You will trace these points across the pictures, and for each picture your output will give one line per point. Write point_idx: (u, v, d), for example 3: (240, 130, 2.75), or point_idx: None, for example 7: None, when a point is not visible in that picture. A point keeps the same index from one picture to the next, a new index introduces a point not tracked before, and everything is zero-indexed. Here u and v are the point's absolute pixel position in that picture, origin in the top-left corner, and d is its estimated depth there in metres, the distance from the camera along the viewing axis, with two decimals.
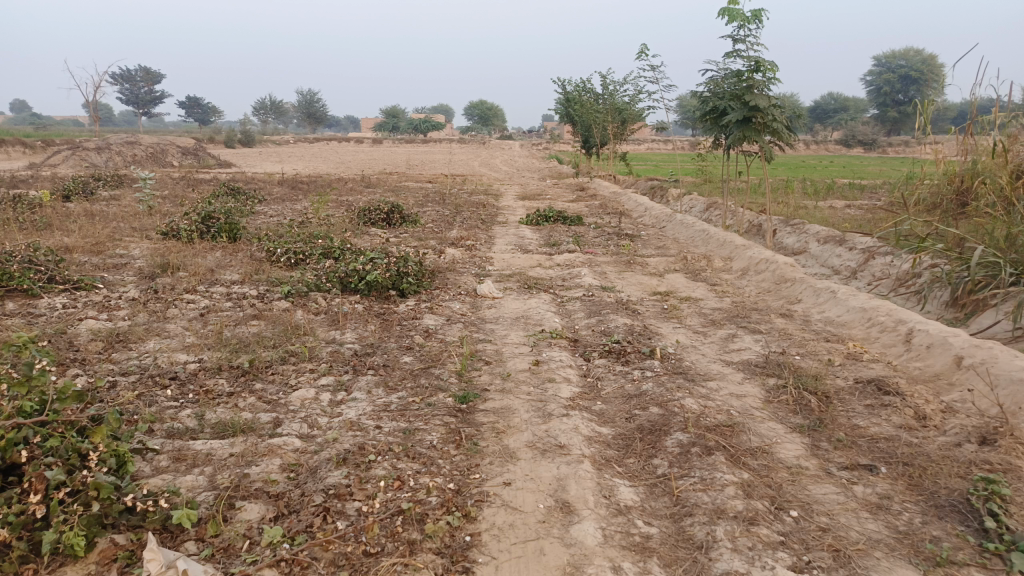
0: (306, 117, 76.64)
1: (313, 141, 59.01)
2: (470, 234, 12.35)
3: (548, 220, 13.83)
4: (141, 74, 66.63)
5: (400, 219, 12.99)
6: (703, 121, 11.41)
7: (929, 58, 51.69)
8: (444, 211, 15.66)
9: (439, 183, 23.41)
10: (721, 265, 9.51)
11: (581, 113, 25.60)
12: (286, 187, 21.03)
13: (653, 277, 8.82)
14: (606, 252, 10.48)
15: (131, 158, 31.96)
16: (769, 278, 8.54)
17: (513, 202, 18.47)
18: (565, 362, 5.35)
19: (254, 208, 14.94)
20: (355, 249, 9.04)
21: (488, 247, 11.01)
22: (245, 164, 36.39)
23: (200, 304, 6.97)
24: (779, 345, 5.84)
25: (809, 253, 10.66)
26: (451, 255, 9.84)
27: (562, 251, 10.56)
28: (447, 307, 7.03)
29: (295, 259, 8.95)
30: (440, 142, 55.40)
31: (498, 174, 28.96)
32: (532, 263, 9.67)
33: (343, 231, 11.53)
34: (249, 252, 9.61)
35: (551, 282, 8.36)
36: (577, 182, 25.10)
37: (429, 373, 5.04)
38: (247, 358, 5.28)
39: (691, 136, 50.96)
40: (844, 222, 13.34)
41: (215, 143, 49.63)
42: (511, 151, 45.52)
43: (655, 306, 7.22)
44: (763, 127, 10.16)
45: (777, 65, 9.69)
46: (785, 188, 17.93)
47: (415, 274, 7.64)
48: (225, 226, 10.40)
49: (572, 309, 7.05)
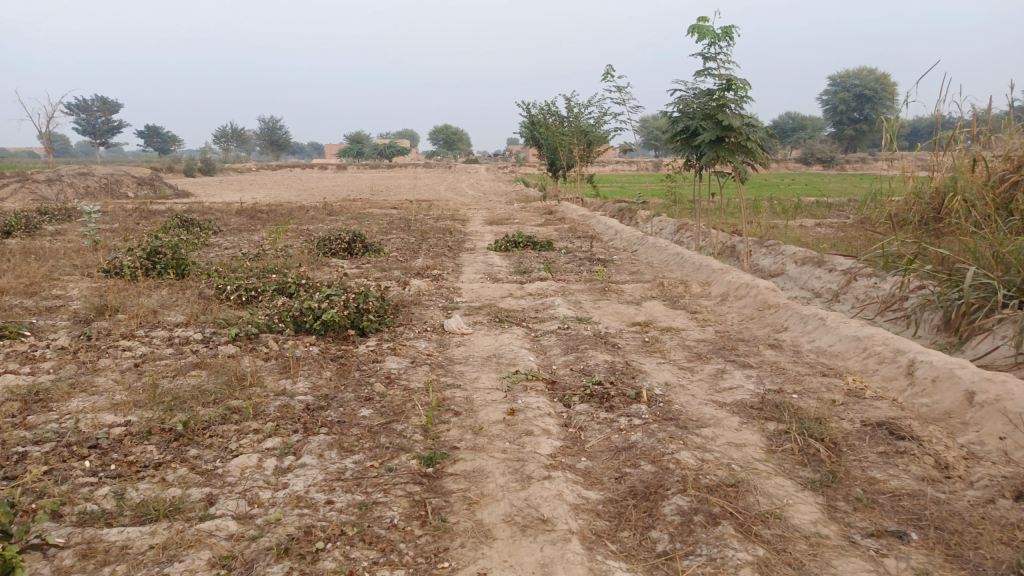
0: (268, 144, 75.60)
1: (276, 169, 58.03)
2: (436, 262, 11.80)
3: (517, 245, 13.36)
4: (97, 104, 65.15)
5: (362, 249, 12.40)
6: (674, 142, 11.08)
7: (883, 76, 52.84)
8: (409, 238, 15.11)
9: (404, 209, 22.84)
10: (700, 291, 9.10)
11: (547, 136, 25.32)
12: (245, 217, 20.28)
13: (631, 306, 8.36)
14: (579, 279, 10.02)
15: (83, 190, 30.84)
16: (751, 304, 8.14)
17: (480, 227, 17.99)
18: (543, 410, 4.81)
19: (209, 240, 14.22)
20: (313, 284, 8.43)
21: (455, 276, 10.47)
22: (204, 193, 35.44)
23: (137, 352, 6.29)
24: (772, 381, 5.38)
25: (788, 275, 10.33)
26: (416, 286, 9.27)
27: (533, 279, 10.07)
28: (412, 346, 6.46)
29: (247, 296, 8.31)
30: (406, 168, 54.92)
31: (465, 199, 28.51)
32: (503, 293, 9.15)
33: (302, 263, 10.90)
34: (197, 290, 8.94)
35: (523, 314, 7.84)
36: (544, 205, 24.74)
37: (390, 430, 4.46)
38: (182, 417, 4.65)
39: (655, 158, 51.21)
40: (818, 242, 13.08)
41: (174, 173, 48.42)
42: (477, 175, 45.16)
43: (635, 339, 6.73)
44: (737, 147, 9.83)
45: (749, 83, 9.39)
46: (755, 207, 17.74)
47: (376, 310, 7.07)
48: (172, 261, 9.75)
49: (547, 345, 6.54)
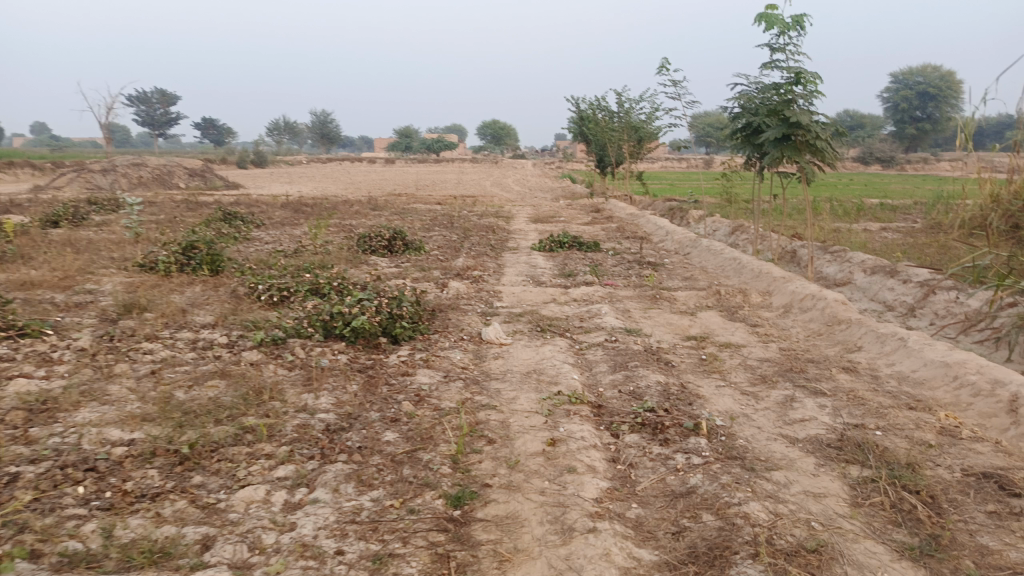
0: (319, 137, 76.38)
1: (325, 162, 58.47)
2: (477, 262, 11.33)
3: (562, 246, 12.80)
4: (156, 96, 66.63)
5: (402, 246, 12.01)
6: (734, 140, 10.37)
7: (947, 73, 50.66)
8: (451, 236, 14.68)
9: (448, 205, 22.46)
10: (759, 301, 8.42)
11: (595, 131, 24.65)
12: (289, 210, 20.18)
13: (684, 316, 7.75)
14: (628, 284, 9.42)
15: (136, 180, 31.37)
16: (817, 318, 7.44)
17: (525, 224, 17.49)
18: (588, 440, 4.27)
19: (249, 234, 14.01)
20: (347, 284, 8.03)
21: (497, 278, 9.99)
22: (253, 184, 35.85)
23: (158, 356, 5.95)
24: (850, 414, 4.73)
25: (855, 284, 9.55)
26: (455, 289, 8.81)
27: (579, 283, 9.51)
28: (446, 357, 5.98)
29: (280, 296, 7.96)
30: (452, 162, 54.72)
31: (510, 195, 28.08)
32: (546, 298, 8.62)
33: (339, 261, 10.56)
34: (230, 287, 8.63)
35: (567, 322, 7.30)
36: (591, 203, 24.10)
37: (416, 461, 3.97)
38: (191, 436, 4.25)
39: (705, 156, 50.03)
40: (885, 248, 12.20)
41: (227, 164, 49.07)
42: (523, 171, 44.71)
43: (691, 355, 6.12)
44: (804, 145, 9.09)
45: (820, 76, 8.68)
46: (814, 208, 16.84)
47: (410, 316, 6.60)
48: (207, 256, 9.49)
49: (594, 359, 5.99)
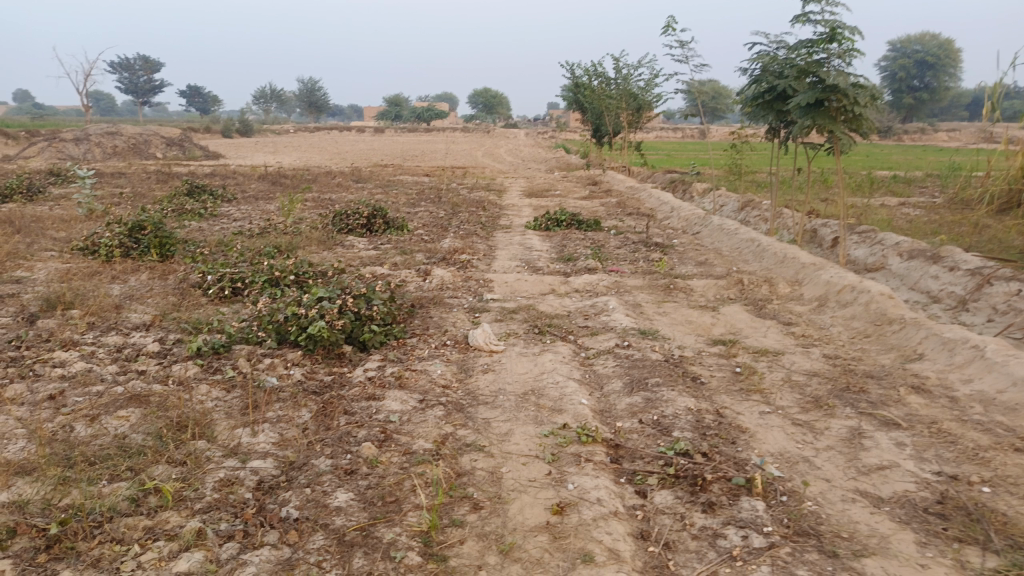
0: (307, 106, 74.31)
1: (312, 130, 56.70)
2: (466, 244, 10.20)
3: (559, 224, 11.66)
4: (140, 62, 64.24)
5: (382, 225, 10.85)
6: (758, 106, 9.12)
7: (947, 42, 49.43)
8: (438, 212, 13.50)
9: (436, 176, 21.20)
10: (788, 292, 7.33)
11: (591, 99, 23.33)
12: (266, 182, 18.88)
13: (704, 313, 6.67)
14: (636, 271, 8.32)
15: (111, 150, 29.87)
16: (861, 316, 6.37)
17: (518, 199, 16.30)
18: (608, 505, 3.19)
19: (216, 211, 12.76)
20: (312, 275, 6.90)
21: (487, 263, 8.88)
22: (234, 154, 34.39)
23: (67, 371, 4.79)
24: (940, 460, 3.68)
25: (890, 271, 8.50)
26: (439, 277, 7.69)
27: (580, 270, 8.40)
28: (424, 370, 4.88)
29: (233, 288, 6.82)
30: (443, 131, 53.11)
31: (501, 166, 26.78)
32: (543, 289, 7.51)
33: (309, 247, 9.41)
34: (178, 277, 7.47)
35: (570, 321, 6.20)
36: (586, 175, 22.89)
37: (374, 543, 2.89)
38: (71, 501, 3.12)
39: (699, 127, 48.77)
40: (914, 227, 11.15)
41: (212, 132, 47.22)
42: (515, 141, 43.39)
43: (722, 369, 5.04)
44: (840, 112, 7.86)
45: (860, 31, 7.45)
46: (826, 181, 15.74)
47: (382, 319, 5.46)
48: (156, 239, 8.29)
49: (606, 374, 4.90)
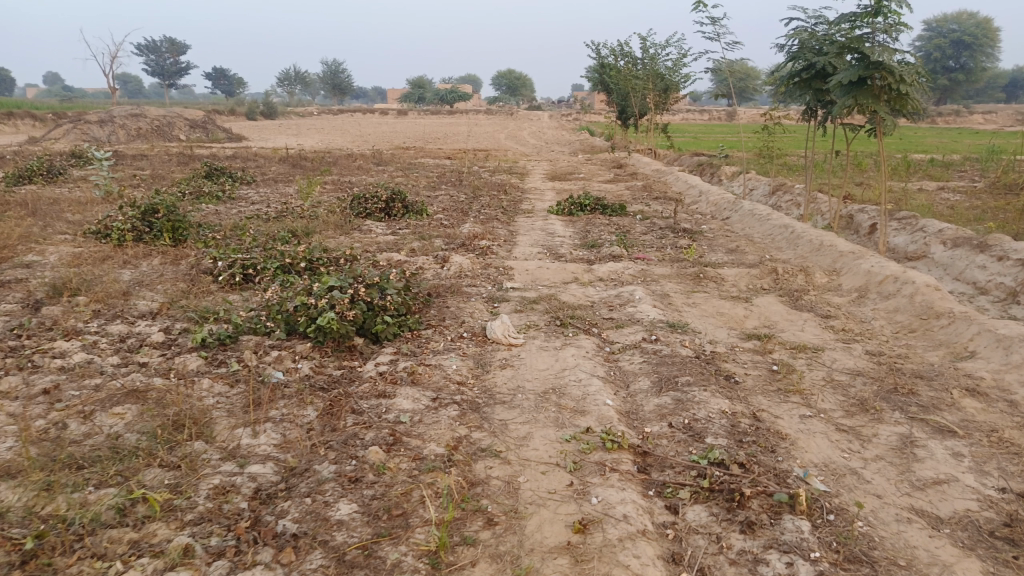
0: (330, 88, 74.19)
1: (335, 112, 56.62)
2: (487, 229, 9.91)
3: (583, 209, 11.30)
4: (166, 45, 64.45)
5: (401, 209, 10.59)
6: (795, 85, 8.65)
7: (986, 21, 47.84)
8: (459, 196, 13.20)
9: (457, 159, 20.90)
10: (825, 282, 6.94)
11: (617, 80, 22.80)
12: (287, 165, 18.70)
13: (736, 304, 6.31)
14: (663, 258, 7.97)
15: (135, 132, 29.95)
16: (905, 309, 5.97)
17: (541, 183, 15.95)
18: (635, 523, 2.88)
19: (235, 194, 12.58)
20: (326, 262, 6.65)
21: (508, 249, 8.58)
22: (257, 136, 34.33)
23: (67, 362, 4.59)
24: (1004, 475, 3.33)
25: (933, 259, 8.05)
26: (458, 264, 7.41)
27: (604, 257, 8.07)
28: (438, 365, 4.60)
29: (244, 274, 6.59)
30: (467, 114, 52.63)
31: (524, 149, 26.38)
32: (566, 277, 7.19)
33: (326, 232, 9.18)
34: (190, 262, 7.26)
35: (594, 312, 5.89)
36: (611, 158, 22.44)
37: (376, 565, 2.62)
38: (53, 510, 2.89)
39: (727, 109, 47.82)
40: (956, 213, 10.63)
41: (236, 115, 47.29)
42: (538, 123, 42.89)
43: (757, 366, 4.70)
44: (884, 90, 7.37)
45: (908, 3, 6.96)
46: (860, 164, 15.17)
47: (395, 310, 5.18)
48: (169, 223, 8.10)
49: (632, 371, 4.58)
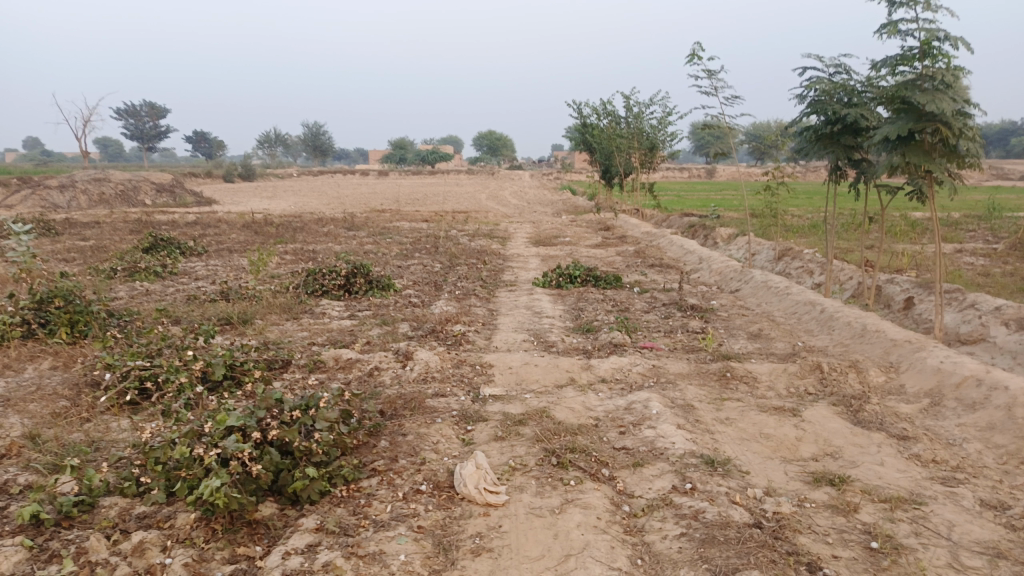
0: (310, 150, 73.56)
1: (313, 174, 55.78)
2: (462, 308, 8.47)
3: (573, 281, 9.95)
4: (145, 108, 63.68)
5: (364, 285, 9.15)
6: (820, 142, 7.43)
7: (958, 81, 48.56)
8: (433, 266, 11.81)
9: (435, 222, 19.64)
10: (883, 384, 5.54)
11: (599, 139, 21.82)
12: (249, 232, 17.30)
13: (782, 418, 4.87)
14: (674, 348, 6.56)
15: (97, 197, 28.58)
16: (1003, 428, 4.56)
17: (524, 248, 14.63)
18: None
19: (178, 268, 11.07)
20: (248, 375, 5.17)
21: (486, 337, 7.15)
22: (230, 200, 33.06)
23: None
24: None
25: (996, 343, 6.72)
26: (424, 361, 5.94)
27: (603, 346, 6.65)
28: (378, 554, 3.09)
29: (142, 388, 5.07)
30: (446, 174, 51.96)
31: (506, 210, 25.24)
32: (559, 378, 5.72)
33: (270, 318, 7.71)
34: (82, 367, 5.71)
35: (600, 438, 4.42)
36: (597, 219, 21.31)
37: None
38: None
39: (708, 168, 47.52)
40: (995, 282, 9.39)
41: (212, 177, 46.17)
42: (519, 182, 42.05)
43: (847, 542, 3.23)
44: (937, 147, 6.13)
45: (968, 44, 5.79)
46: (867, 226, 14.03)
47: (324, 457, 3.68)
48: (67, 315, 6.57)
49: (670, 559, 3.09)
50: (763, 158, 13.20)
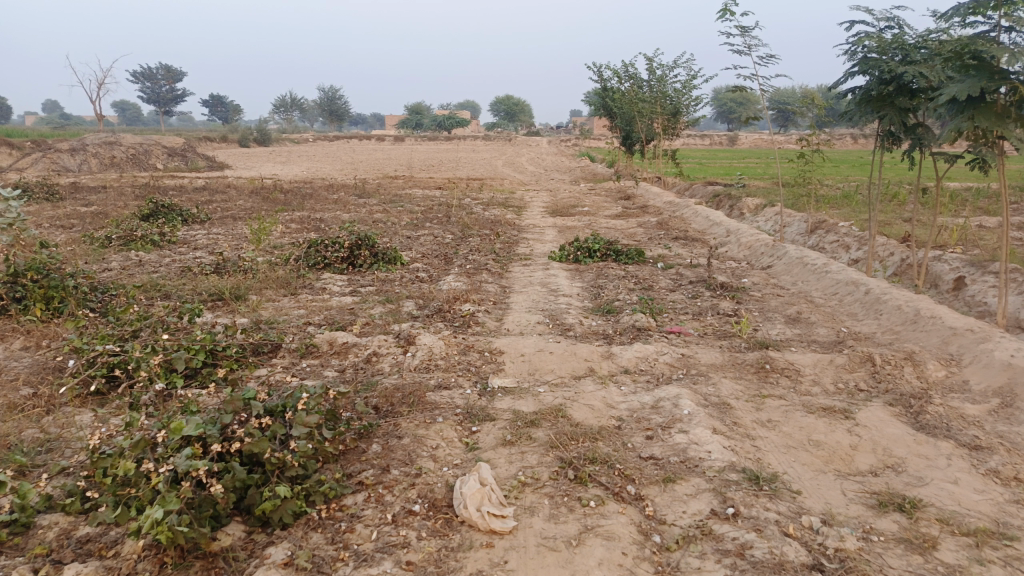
0: (326, 115, 72.65)
1: (329, 140, 55.00)
2: (472, 285, 7.87)
3: (592, 255, 9.31)
4: (162, 72, 63.05)
5: (368, 258, 8.57)
6: (870, 104, 6.66)
7: None
8: (444, 236, 11.20)
9: (449, 190, 18.98)
10: (944, 381, 4.89)
11: (620, 104, 20.93)
12: (257, 198, 16.77)
13: (832, 422, 4.25)
14: (704, 334, 5.95)
15: (108, 161, 28.16)
16: None
17: (540, 218, 13.96)
18: None
19: (176, 237, 10.53)
20: (229, 373, 4.67)
21: (497, 317, 6.56)
22: (243, 165, 32.52)
23: None
24: None
25: None
26: (427, 345, 5.36)
27: (625, 330, 6.04)
28: None
29: (111, 375, 4.55)
30: (462, 140, 50.99)
31: (523, 178, 24.47)
32: (576, 367, 5.12)
33: (265, 294, 7.16)
34: (51, 349, 5.19)
35: (625, 446, 3.84)
36: (616, 188, 20.52)
37: None
38: None
39: (732, 136, 46.23)
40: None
41: (227, 142, 45.61)
42: (536, 149, 41.13)
43: None
44: (1011, 108, 5.37)
45: None
46: (904, 198, 13.20)
47: (302, 470, 3.13)
48: (42, 290, 6.06)
49: None
50: (789, 126, 12.41)
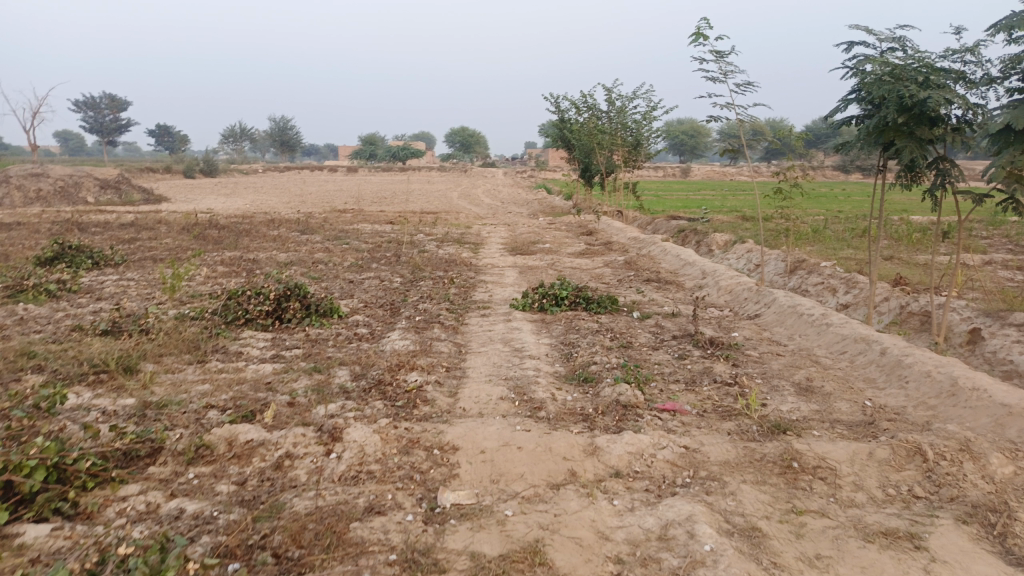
0: (276, 146, 70.83)
1: (278, 171, 53.33)
2: (421, 344, 6.68)
3: (558, 303, 8.21)
4: (105, 101, 60.72)
5: (298, 312, 7.31)
6: (882, 134, 5.76)
7: None
8: (392, 280, 9.98)
9: (400, 225, 17.77)
10: (1017, 481, 3.87)
11: (578, 135, 20.15)
12: (187, 236, 15.25)
13: (901, 556, 3.16)
14: (704, 413, 4.84)
15: (33, 195, 26.14)
16: None
17: (499, 257, 12.84)
18: None
19: (77, 285, 9.04)
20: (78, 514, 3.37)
21: (448, 390, 5.36)
22: (182, 198, 30.68)
23: None
24: None
25: None
26: (358, 442, 4.13)
27: (607, 408, 4.90)
28: None
29: None
30: (416, 171, 49.90)
31: (480, 211, 23.42)
32: (552, 469, 3.95)
33: (166, 362, 5.84)
34: None
35: None
36: (577, 223, 19.61)
37: None
38: None
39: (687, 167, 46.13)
40: None
41: (170, 173, 43.61)
42: (492, 181, 40.19)
43: None
44: None
45: None
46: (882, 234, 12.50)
47: None
48: None
49: None
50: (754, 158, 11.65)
